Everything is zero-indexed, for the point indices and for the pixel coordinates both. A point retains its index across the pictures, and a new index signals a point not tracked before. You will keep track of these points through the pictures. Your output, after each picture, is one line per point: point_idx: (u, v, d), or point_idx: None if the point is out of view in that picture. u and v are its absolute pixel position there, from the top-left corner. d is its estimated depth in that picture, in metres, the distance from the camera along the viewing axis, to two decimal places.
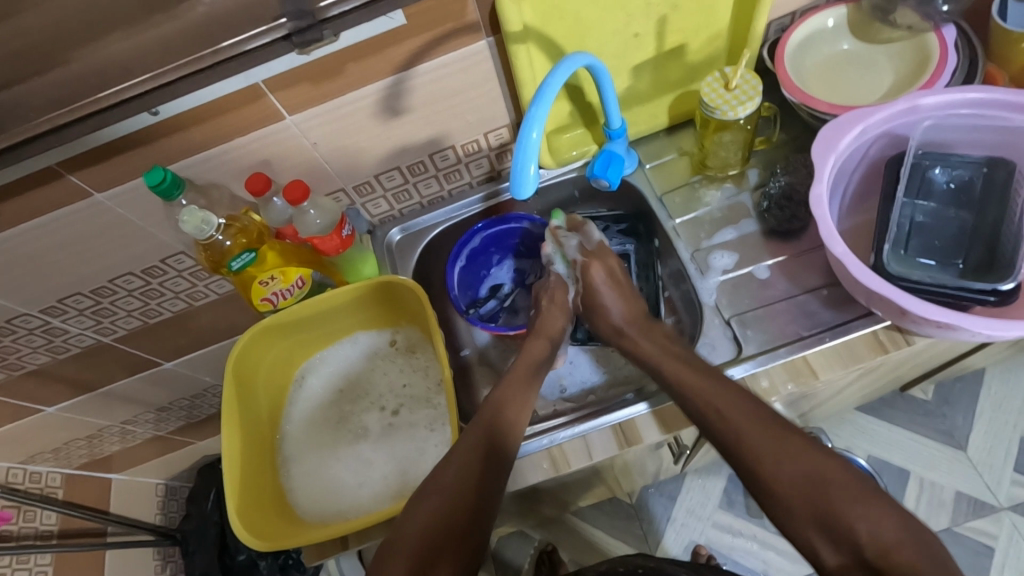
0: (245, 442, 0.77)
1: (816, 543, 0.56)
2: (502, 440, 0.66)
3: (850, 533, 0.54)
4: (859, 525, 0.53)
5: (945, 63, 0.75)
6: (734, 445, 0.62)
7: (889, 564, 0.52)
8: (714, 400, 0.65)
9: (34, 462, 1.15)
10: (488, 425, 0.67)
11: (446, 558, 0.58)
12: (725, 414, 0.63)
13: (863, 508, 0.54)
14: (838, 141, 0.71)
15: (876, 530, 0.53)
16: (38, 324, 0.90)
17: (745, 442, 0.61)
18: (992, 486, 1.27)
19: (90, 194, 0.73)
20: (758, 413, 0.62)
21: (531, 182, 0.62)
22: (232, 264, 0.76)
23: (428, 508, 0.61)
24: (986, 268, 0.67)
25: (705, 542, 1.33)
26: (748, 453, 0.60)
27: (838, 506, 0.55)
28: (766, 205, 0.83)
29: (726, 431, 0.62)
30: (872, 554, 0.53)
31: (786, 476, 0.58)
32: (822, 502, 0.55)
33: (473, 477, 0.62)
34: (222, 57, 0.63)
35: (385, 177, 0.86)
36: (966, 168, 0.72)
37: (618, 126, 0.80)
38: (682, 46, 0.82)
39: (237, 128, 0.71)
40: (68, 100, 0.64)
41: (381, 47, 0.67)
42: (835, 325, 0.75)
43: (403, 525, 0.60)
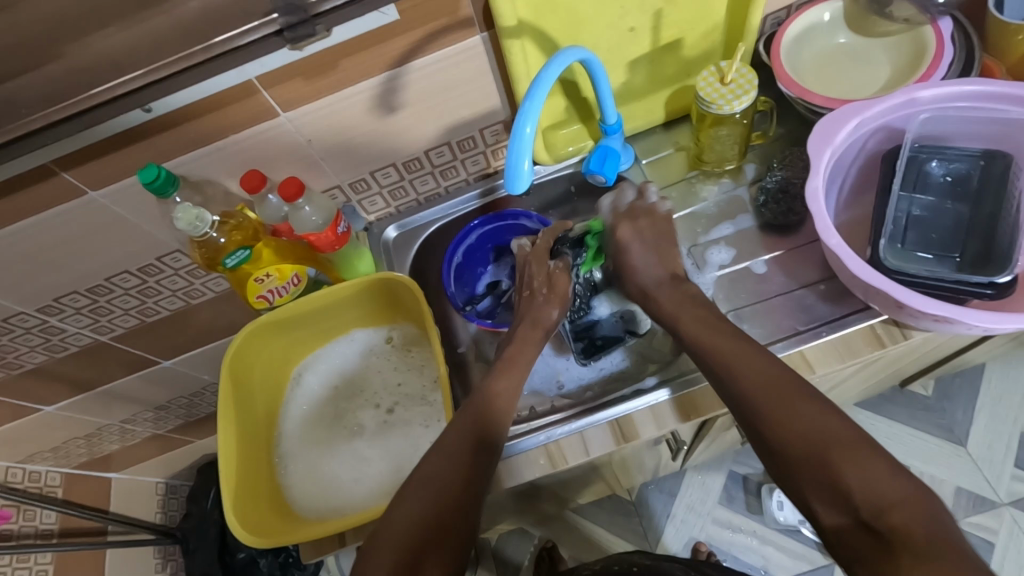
0: (241, 440, 0.77)
1: (812, 495, 0.53)
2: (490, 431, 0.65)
3: (847, 488, 0.51)
4: (856, 483, 0.51)
5: (942, 55, 0.75)
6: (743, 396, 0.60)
7: (888, 526, 0.49)
8: (733, 360, 0.62)
9: (33, 461, 1.14)
10: (476, 417, 0.66)
11: (436, 556, 0.56)
12: (737, 371, 0.61)
13: (864, 464, 0.51)
14: (834, 134, 0.71)
15: (876, 489, 0.50)
16: (35, 322, 0.90)
17: (753, 396, 0.59)
18: (992, 481, 1.27)
19: (85, 192, 0.73)
20: (773, 369, 0.60)
21: (525, 177, 0.62)
22: (227, 261, 0.76)
23: (415, 500, 0.59)
24: (983, 261, 0.67)
25: (705, 538, 1.32)
26: (759, 402, 0.58)
27: (838, 460, 0.52)
28: (763, 199, 0.83)
29: (739, 384, 0.60)
30: (870, 514, 0.50)
31: (790, 429, 0.56)
32: (823, 454, 0.53)
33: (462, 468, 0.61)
34: (214, 53, 0.63)
35: (380, 173, 0.86)
36: (963, 162, 0.72)
37: (614, 122, 0.80)
38: (677, 41, 0.82)
39: (231, 125, 0.71)
40: (61, 97, 0.64)
41: (375, 42, 0.67)
42: (832, 320, 0.75)
43: (386, 524, 0.58)
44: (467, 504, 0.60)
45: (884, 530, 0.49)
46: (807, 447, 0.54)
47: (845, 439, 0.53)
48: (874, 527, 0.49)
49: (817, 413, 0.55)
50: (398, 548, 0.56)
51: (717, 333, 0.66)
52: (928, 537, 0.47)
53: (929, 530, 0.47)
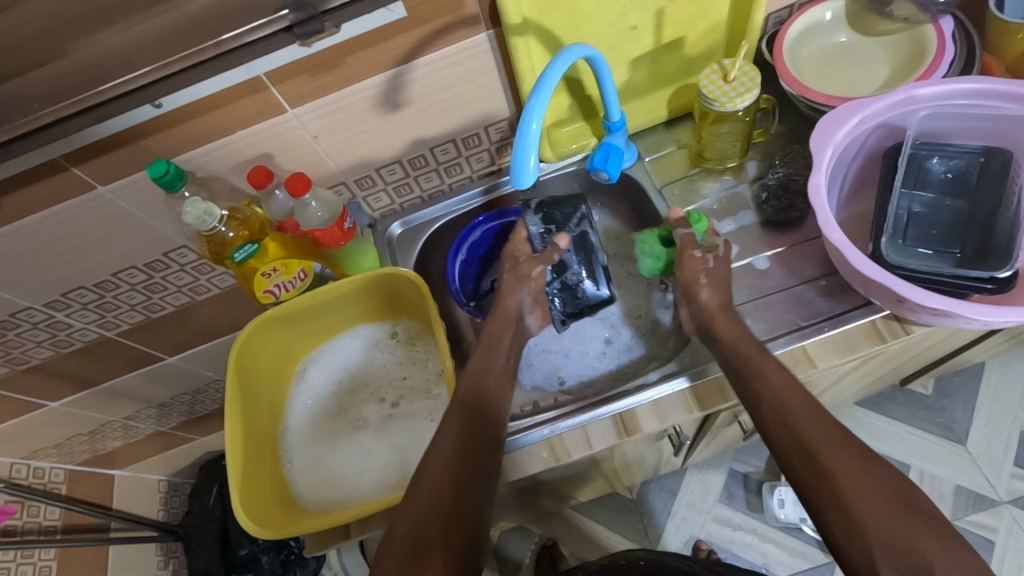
0: (247, 432, 0.77)
1: (883, 567, 0.50)
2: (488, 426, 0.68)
3: (925, 560, 0.49)
4: (934, 556, 0.49)
5: (942, 53, 0.76)
6: (814, 461, 0.57)
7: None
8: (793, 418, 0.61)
9: (37, 458, 1.15)
10: (467, 402, 0.69)
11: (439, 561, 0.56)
12: (805, 436, 0.59)
13: (939, 541, 0.50)
14: (835, 131, 0.72)
15: (953, 564, 0.49)
16: (41, 318, 0.90)
17: (820, 457, 0.57)
18: (991, 479, 1.27)
19: (93, 187, 0.73)
20: (841, 430, 0.59)
21: (531, 172, 0.62)
22: (234, 255, 0.77)
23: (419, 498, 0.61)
24: (983, 256, 0.67)
25: (706, 536, 1.33)
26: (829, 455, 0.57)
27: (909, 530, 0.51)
28: (764, 196, 0.84)
29: (812, 441, 0.58)
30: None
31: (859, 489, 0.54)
32: (891, 520, 0.52)
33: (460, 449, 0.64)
34: (223, 48, 0.64)
35: (385, 170, 0.87)
36: (962, 159, 0.73)
37: (617, 119, 0.81)
38: (680, 39, 0.83)
39: (238, 121, 0.72)
40: (72, 93, 0.65)
41: (381, 39, 0.68)
42: (833, 315, 0.76)
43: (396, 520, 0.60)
44: (468, 488, 0.62)
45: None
46: (880, 516, 0.52)
47: (915, 513, 0.52)
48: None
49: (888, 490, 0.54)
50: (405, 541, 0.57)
51: (795, 390, 0.64)
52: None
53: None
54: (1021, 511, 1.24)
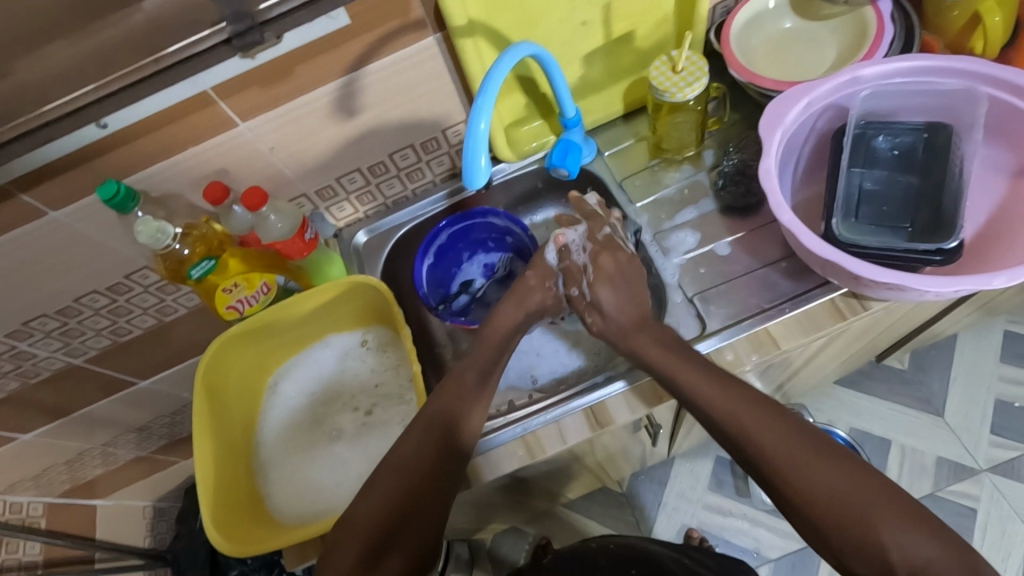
0: (218, 450, 0.77)
1: (850, 559, 0.56)
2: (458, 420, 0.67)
3: (881, 550, 0.54)
4: (892, 546, 0.54)
5: (881, 34, 0.77)
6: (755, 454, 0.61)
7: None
8: (720, 360, 0.65)
9: (15, 492, 1.10)
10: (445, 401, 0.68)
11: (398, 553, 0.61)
12: (762, 450, 0.61)
13: (908, 530, 0.55)
14: (784, 115, 0.73)
15: (908, 548, 0.54)
16: (5, 349, 0.89)
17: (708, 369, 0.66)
18: (971, 449, 1.30)
19: (46, 212, 0.72)
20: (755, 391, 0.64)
21: (483, 172, 0.62)
22: (192, 272, 0.76)
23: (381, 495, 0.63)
24: (933, 228, 0.69)
25: (697, 524, 1.34)
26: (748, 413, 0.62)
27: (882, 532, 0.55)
28: (722, 183, 0.85)
29: (766, 444, 0.60)
30: (904, 571, 0.54)
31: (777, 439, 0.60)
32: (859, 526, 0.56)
33: (431, 455, 0.65)
34: (165, 64, 0.64)
35: (346, 178, 0.87)
36: (908, 135, 0.74)
37: (573, 115, 0.81)
38: (630, 33, 0.83)
39: (190, 138, 0.71)
40: (16, 117, 0.64)
41: (328, 47, 0.68)
42: (795, 295, 0.77)
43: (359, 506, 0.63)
44: (437, 489, 0.64)
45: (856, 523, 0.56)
46: (842, 522, 0.56)
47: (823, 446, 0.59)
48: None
49: (843, 473, 0.58)
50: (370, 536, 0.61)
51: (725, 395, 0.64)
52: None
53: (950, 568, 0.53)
54: (1001, 478, 1.26)
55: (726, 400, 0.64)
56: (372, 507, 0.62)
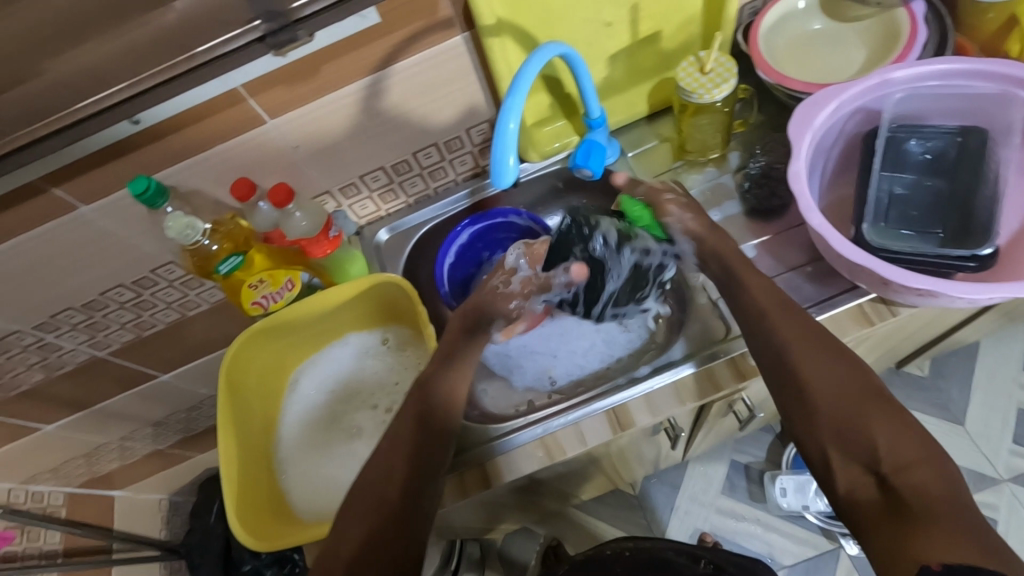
0: (241, 445, 0.77)
1: (834, 448, 0.60)
2: (437, 422, 0.70)
3: (872, 443, 0.58)
4: (882, 445, 0.57)
5: (915, 36, 0.76)
6: (776, 346, 0.66)
7: (902, 477, 0.56)
8: (766, 310, 0.69)
9: (35, 482, 1.12)
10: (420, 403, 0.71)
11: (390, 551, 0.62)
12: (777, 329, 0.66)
13: (894, 428, 0.58)
14: (814, 117, 0.72)
15: (897, 449, 0.57)
16: (31, 340, 0.90)
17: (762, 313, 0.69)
18: (991, 458, 1.28)
19: (76, 207, 0.73)
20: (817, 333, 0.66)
21: (511, 172, 0.63)
22: (220, 267, 0.77)
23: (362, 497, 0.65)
24: (965, 234, 0.68)
25: (710, 528, 1.33)
26: (800, 357, 0.64)
27: (874, 427, 0.58)
28: (747, 185, 0.84)
29: (783, 333, 0.66)
30: (889, 469, 0.57)
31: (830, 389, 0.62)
32: (852, 415, 0.60)
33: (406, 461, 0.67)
34: (196, 62, 0.65)
35: (369, 177, 0.87)
36: (940, 139, 0.73)
37: (598, 115, 0.81)
38: (656, 34, 0.83)
39: (218, 135, 0.72)
40: (51, 112, 0.65)
41: (357, 45, 0.68)
42: (821, 300, 0.76)
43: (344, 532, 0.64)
44: (417, 489, 0.65)
45: (898, 484, 0.55)
46: (841, 414, 0.60)
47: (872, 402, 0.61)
48: (888, 481, 0.56)
49: (837, 367, 0.63)
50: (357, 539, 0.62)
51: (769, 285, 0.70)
52: (939, 495, 0.54)
53: (940, 491, 0.54)
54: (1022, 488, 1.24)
55: (781, 306, 0.68)
56: (354, 527, 0.63)
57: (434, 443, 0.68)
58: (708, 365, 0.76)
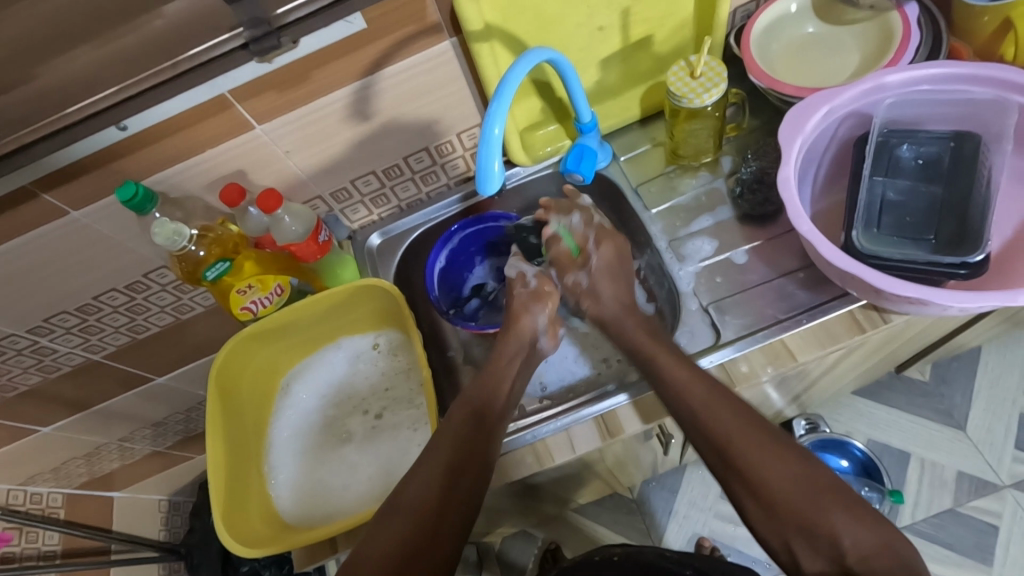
0: (230, 450, 0.77)
1: (796, 542, 0.54)
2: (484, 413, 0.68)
3: (833, 536, 0.52)
4: (843, 531, 0.52)
5: (908, 38, 0.75)
6: (715, 435, 0.60)
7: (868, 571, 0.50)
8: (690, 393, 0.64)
9: (34, 483, 1.15)
10: (469, 410, 0.68)
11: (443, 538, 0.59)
12: (712, 412, 0.62)
13: (851, 518, 0.53)
14: (805, 122, 0.72)
15: (858, 537, 0.52)
16: (26, 344, 0.91)
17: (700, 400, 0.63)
18: (993, 464, 1.26)
19: (67, 212, 0.74)
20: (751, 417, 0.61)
21: (496, 178, 0.62)
22: (206, 274, 0.77)
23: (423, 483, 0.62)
24: (958, 241, 0.67)
25: (708, 533, 1.32)
26: (740, 450, 0.59)
27: (828, 513, 0.53)
28: (740, 190, 0.83)
29: (718, 426, 0.61)
30: (854, 559, 0.51)
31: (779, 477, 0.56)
32: (809, 504, 0.54)
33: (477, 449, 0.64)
34: (182, 68, 0.64)
35: (361, 181, 0.87)
36: (933, 145, 0.72)
37: (588, 120, 0.80)
38: (647, 38, 0.82)
39: (207, 141, 0.72)
40: (39, 119, 0.65)
41: (344, 51, 0.68)
42: (813, 306, 0.75)
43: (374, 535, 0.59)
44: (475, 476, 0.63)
45: None
46: (792, 500, 0.55)
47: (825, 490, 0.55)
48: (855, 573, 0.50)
49: (778, 448, 0.58)
50: (403, 527, 0.59)
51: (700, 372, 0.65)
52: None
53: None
54: None
55: (703, 393, 0.63)
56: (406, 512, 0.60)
57: (486, 433, 0.66)
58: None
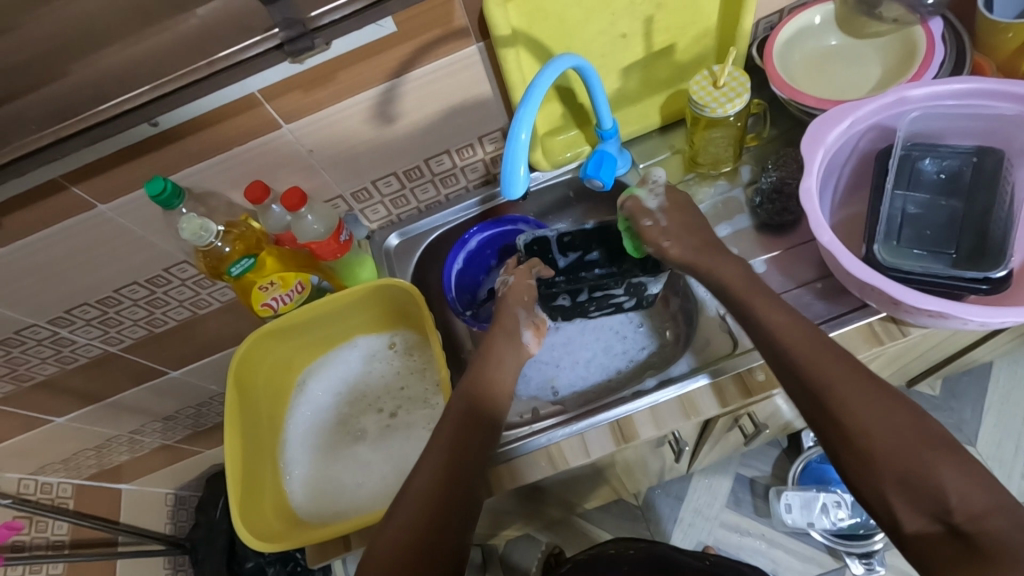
0: (247, 445, 0.78)
1: (898, 500, 0.53)
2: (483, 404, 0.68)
3: (940, 492, 0.51)
4: (952, 491, 0.51)
5: (932, 54, 0.76)
6: (814, 377, 0.59)
7: (979, 528, 0.49)
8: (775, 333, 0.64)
9: (44, 474, 1.17)
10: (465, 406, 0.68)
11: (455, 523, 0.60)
12: (819, 364, 0.59)
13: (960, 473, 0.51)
14: (827, 134, 0.72)
15: (966, 494, 0.51)
16: (46, 334, 0.92)
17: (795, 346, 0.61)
18: (1003, 480, 1.26)
19: (94, 206, 0.75)
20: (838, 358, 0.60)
21: (522, 182, 0.63)
22: (232, 269, 0.78)
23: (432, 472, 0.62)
24: (978, 256, 0.67)
25: (713, 542, 1.32)
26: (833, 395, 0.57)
27: (937, 469, 0.52)
28: (759, 200, 0.84)
29: (819, 376, 0.58)
30: (960, 519, 0.50)
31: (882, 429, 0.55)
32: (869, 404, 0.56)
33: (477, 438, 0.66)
34: (217, 67, 0.65)
35: (381, 182, 0.88)
36: (955, 159, 0.72)
37: (609, 126, 0.81)
38: (670, 46, 0.83)
39: (235, 138, 0.73)
40: (73, 113, 0.66)
41: (372, 54, 0.69)
42: (830, 317, 0.75)
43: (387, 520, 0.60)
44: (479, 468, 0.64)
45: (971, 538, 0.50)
46: (895, 453, 0.53)
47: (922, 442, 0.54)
48: (961, 530, 0.50)
49: (888, 407, 0.56)
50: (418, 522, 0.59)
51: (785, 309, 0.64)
52: (1018, 543, 0.48)
53: (1022, 537, 0.48)
54: None
55: (812, 345, 0.61)
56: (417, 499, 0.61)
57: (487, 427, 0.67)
58: (714, 380, 0.75)
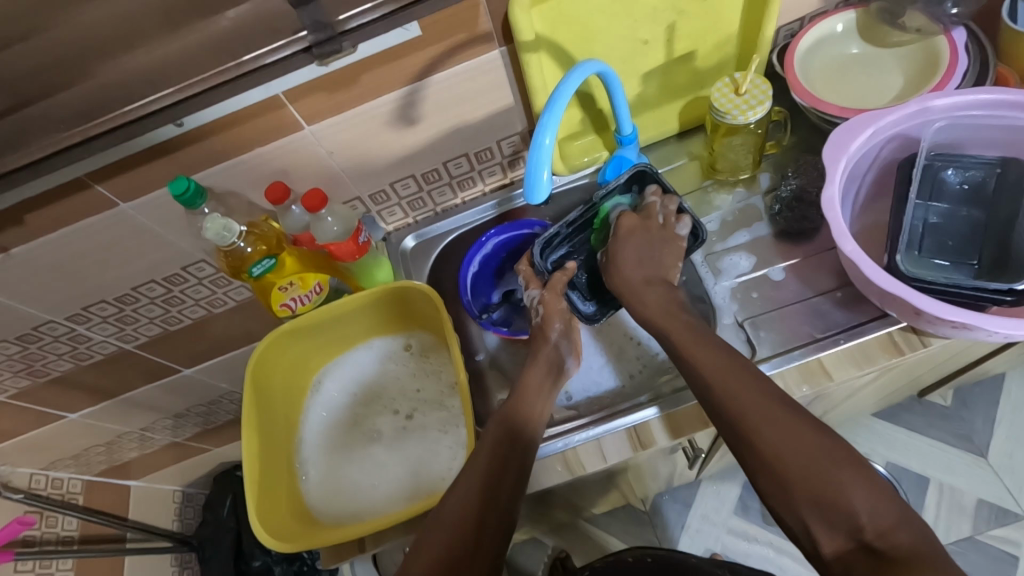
0: (264, 444, 0.78)
1: (812, 522, 0.54)
2: (518, 429, 0.67)
3: (850, 511, 0.52)
4: (862, 509, 0.52)
5: (955, 64, 0.76)
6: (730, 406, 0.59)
7: (887, 545, 0.50)
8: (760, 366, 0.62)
9: (56, 468, 1.17)
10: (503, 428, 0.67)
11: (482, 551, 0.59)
12: (735, 395, 0.59)
13: (867, 489, 0.52)
14: (849, 142, 0.72)
15: (876, 512, 0.52)
16: (63, 331, 0.92)
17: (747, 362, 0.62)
18: (1014, 493, 1.25)
19: (117, 204, 0.75)
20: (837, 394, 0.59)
21: (544, 187, 0.63)
22: (252, 270, 0.78)
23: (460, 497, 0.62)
24: (1001, 267, 0.67)
25: (721, 549, 1.31)
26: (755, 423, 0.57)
27: (844, 485, 0.53)
28: (778, 208, 0.84)
29: (738, 410, 0.59)
30: (872, 535, 0.51)
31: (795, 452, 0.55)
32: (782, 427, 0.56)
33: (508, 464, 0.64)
34: (246, 69, 0.66)
35: (399, 184, 0.88)
36: (978, 169, 0.72)
37: (629, 132, 0.80)
38: (691, 53, 0.83)
39: (258, 139, 0.73)
40: (98, 113, 0.66)
41: (395, 58, 0.69)
42: (849, 327, 0.75)
43: (418, 547, 0.60)
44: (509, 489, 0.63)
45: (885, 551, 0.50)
46: (808, 476, 0.54)
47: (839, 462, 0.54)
48: (875, 548, 0.51)
49: (799, 430, 0.56)
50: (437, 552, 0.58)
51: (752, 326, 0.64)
52: (929, 555, 0.49)
53: (927, 549, 0.50)
54: None
55: (728, 375, 0.61)
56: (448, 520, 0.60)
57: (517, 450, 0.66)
58: None
